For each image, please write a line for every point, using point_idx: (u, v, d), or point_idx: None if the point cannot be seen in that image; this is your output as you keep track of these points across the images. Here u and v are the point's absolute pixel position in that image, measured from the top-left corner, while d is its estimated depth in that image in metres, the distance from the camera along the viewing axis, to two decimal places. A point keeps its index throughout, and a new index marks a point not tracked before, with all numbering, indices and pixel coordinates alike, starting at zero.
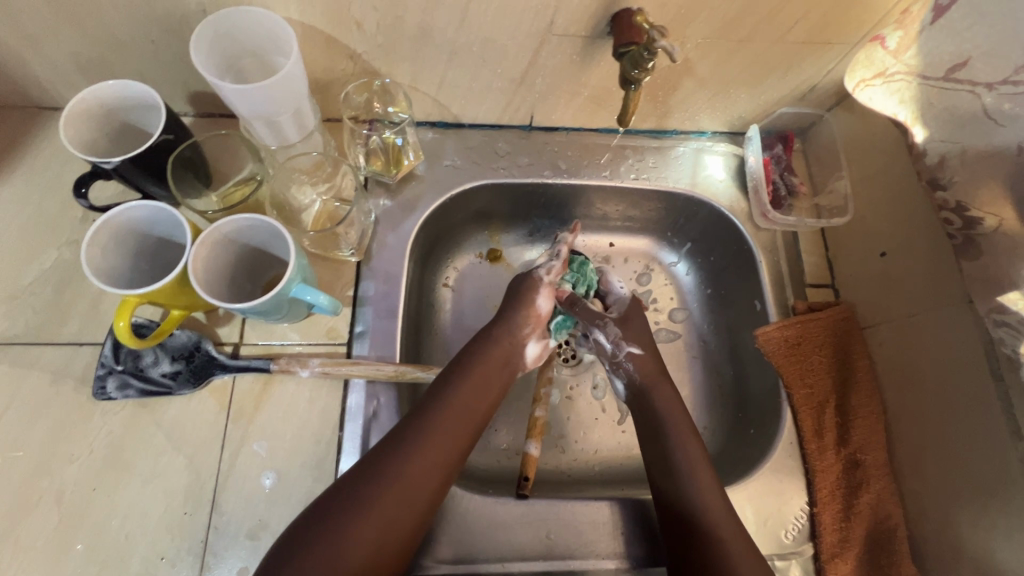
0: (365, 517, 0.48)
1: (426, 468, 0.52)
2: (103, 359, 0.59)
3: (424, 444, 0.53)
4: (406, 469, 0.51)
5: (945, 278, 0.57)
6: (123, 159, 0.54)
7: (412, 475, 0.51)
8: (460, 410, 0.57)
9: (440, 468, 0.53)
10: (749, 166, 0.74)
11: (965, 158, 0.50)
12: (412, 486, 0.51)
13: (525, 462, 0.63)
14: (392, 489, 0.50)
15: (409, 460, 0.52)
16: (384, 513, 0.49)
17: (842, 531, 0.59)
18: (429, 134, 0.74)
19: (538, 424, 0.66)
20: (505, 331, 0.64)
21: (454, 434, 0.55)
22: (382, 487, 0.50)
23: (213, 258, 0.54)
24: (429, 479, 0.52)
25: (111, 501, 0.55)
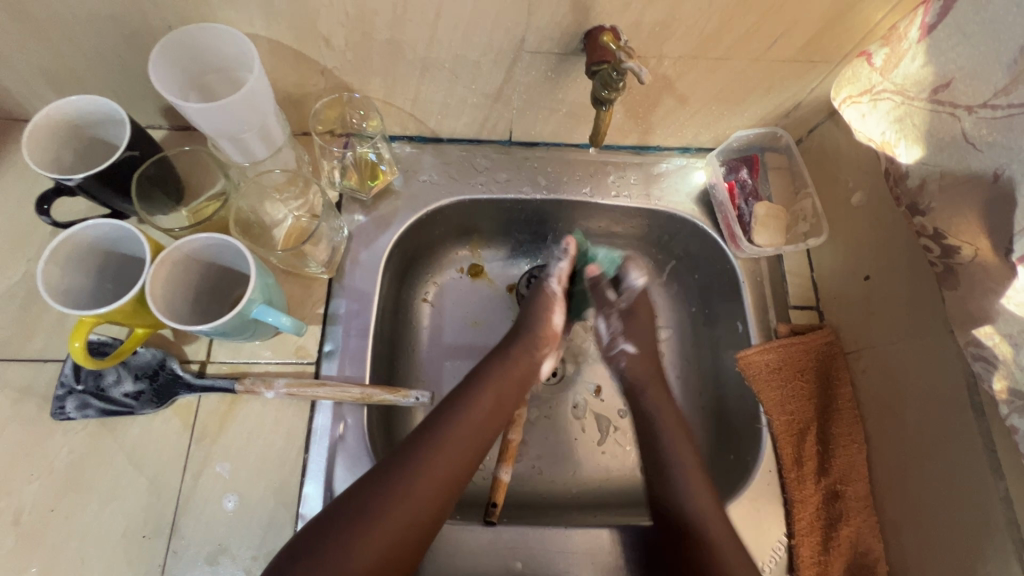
0: (351, 546, 0.48)
1: (411, 495, 0.52)
2: (64, 379, 0.58)
3: (414, 471, 0.53)
4: (401, 489, 0.52)
5: (928, 307, 0.55)
6: (87, 176, 0.53)
7: (405, 497, 0.52)
8: (470, 423, 0.58)
9: (438, 489, 0.53)
10: (716, 195, 0.72)
11: (942, 183, 0.49)
12: (399, 513, 0.51)
13: (495, 486, 0.62)
14: (373, 519, 0.50)
15: (408, 483, 0.52)
16: (367, 543, 0.49)
17: (819, 564, 0.57)
18: (405, 148, 0.73)
19: (510, 448, 0.65)
20: (527, 343, 0.68)
21: (464, 454, 0.56)
22: (366, 520, 0.50)
23: (175, 277, 0.53)
24: (419, 504, 0.52)
25: (69, 523, 0.54)
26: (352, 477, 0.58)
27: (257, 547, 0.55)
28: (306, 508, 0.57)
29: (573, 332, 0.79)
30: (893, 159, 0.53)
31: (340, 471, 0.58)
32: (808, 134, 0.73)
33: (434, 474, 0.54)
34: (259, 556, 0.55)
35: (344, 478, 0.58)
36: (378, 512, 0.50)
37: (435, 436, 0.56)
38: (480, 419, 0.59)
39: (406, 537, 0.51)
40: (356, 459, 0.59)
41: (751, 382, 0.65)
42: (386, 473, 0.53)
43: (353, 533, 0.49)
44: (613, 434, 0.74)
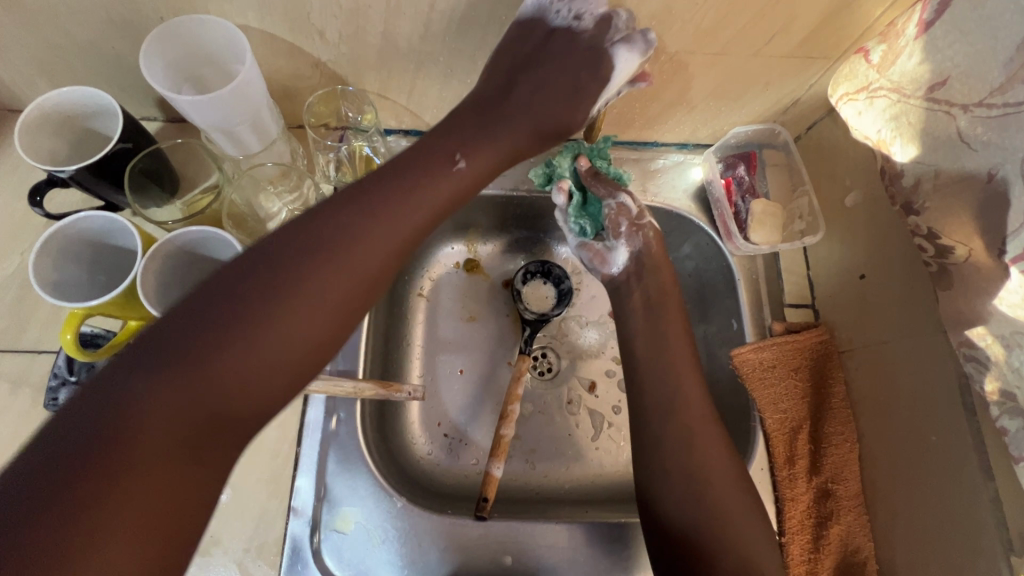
0: (257, 331, 0.37)
1: (343, 275, 0.41)
2: (56, 370, 0.58)
3: (366, 215, 0.43)
4: (343, 249, 0.42)
5: (923, 307, 0.55)
6: (79, 167, 0.53)
7: (333, 292, 0.41)
8: (412, 208, 0.45)
9: (374, 273, 0.43)
10: (712, 191, 0.72)
11: (937, 183, 0.48)
12: (331, 302, 0.41)
13: (486, 482, 0.62)
14: (300, 290, 0.39)
15: (349, 242, 0.42)
16: (267, 367, 0.38)
17: (809, 562, 0.57)
18: (401, 141, 0.72)
19: (501, 445, 0.65)
20: (491, 136, 0.52)
21: (428, 189, 0.46)
22: (283, 269, 0.39)
23: (167, 270, 0.53)
24: (337, 313, 0.41)
25: None
26: (345, 471, 0.59)
27: (250, 538, 0.55)
28: (298, 501, 0.57)
29: (567, 327, 0.79)
30: (888, 158, 0.53)
31: (333, 465, 0.59)
32: (806, 132, 0.72)
33: (355, 286, 0.42)
34: (251, 548, 0.55)
35: (337, 471, 0.59)
36: (304, 278, 0.40)
37: (391, 182, 0.46)
38: (413, 228, 0.45)
39: (323, 342, 0.41)
40: (349, 453, 0.60)
41: (744, 379, 0.64)
42: (318, 219, 0.42)
43: (277, 289, 0.39)
44: (606, 430, 0.75)
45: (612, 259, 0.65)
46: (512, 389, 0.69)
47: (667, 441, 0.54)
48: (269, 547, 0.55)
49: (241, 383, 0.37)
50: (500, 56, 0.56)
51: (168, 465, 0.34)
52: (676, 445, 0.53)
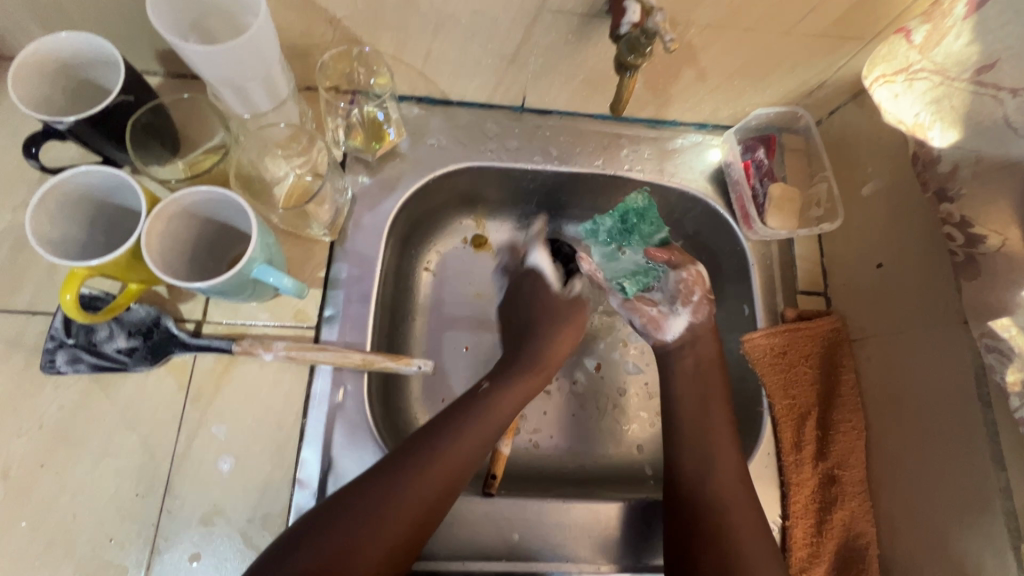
0: (403, 485, 0.51)
1: (459, 453, 0.54)
2: (53, 332, 0.56)
3: (464, 431, 0.56)
4: (429, 464, 0.52)
5: (942, 297, 0.54)
6: (78, 119, 0.50)
7: (446, 467, 0.53)
8: (534, 327, 0.67)
9: (474, 443, 0.56)
10: (731, 173, 0.70)
11: (976, 169, 0.47)
12: (447, 467, 0.53)
13: (496, 459, 0.61)
14: (399, 496, 0.50)
15: (444, 459, 0.53)
16: (401, 510, 0.50)
17: (811, 545, 0.58)
18: (413, 109, 0.70)
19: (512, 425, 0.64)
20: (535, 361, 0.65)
21: (536, 315, 0.69)
22: (407, 477, 0.51)
23: (172, 231, 0.51)
24: (458, 465, 0.54)
25: (60, 479, 0.53)
26: (351, 444, 0.58)
27: (254, 510, 0.54)
28: (304, 473, 0.56)
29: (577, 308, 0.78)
30: (924, 143, 0.51)
31: (339, 437, 0.58)
32: (829, 115, 0.71)
33: (446, 476, 0.53)
34: (255, 519, 0.54)
35: (343, 444, 0.58)
36: (433, 458, 0.53)
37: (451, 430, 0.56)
38: (481, 437, 0.56)
39: (442, 487, 0.53)
40: (355, 427, 0.58)
41: (754, 364, 0.64)
42: (433, 434, 0.54)
43: (411, 471, 0.52)
44: (611, 412, 0.74)
45: (667, 324, 0.66)
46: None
47: (688, 478, 0.58)
48: (275, 518, 0.54)
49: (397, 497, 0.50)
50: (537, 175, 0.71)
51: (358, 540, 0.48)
52: (694, 447, 0.59)
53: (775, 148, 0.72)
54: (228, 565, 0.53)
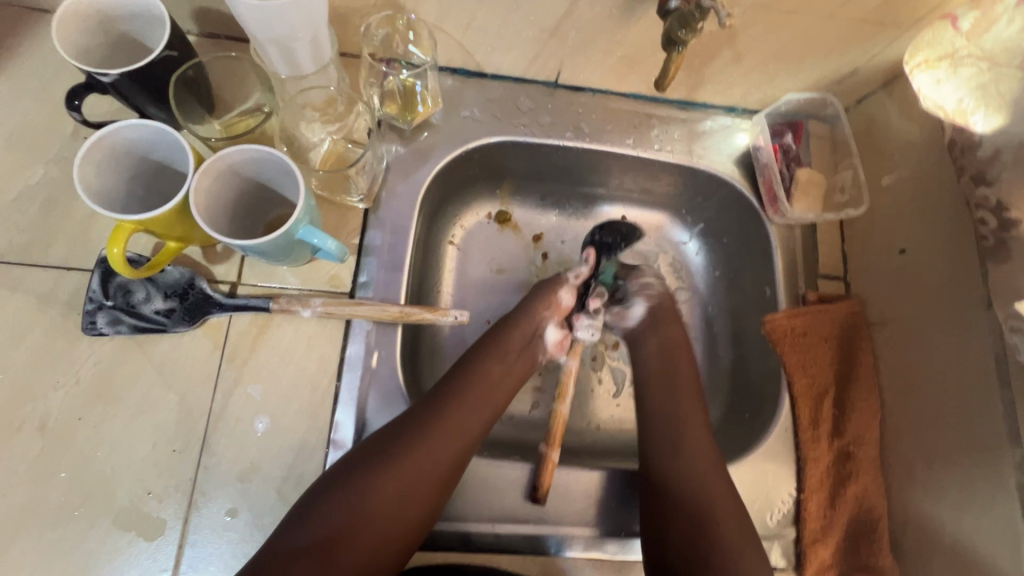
0: (368, 487, 0.50)
1: (433, 449, 0.54)
2: (92, 293, 0.56)
3: (431, 426, 0.55)
4: (412, 448, 0.53)
5: (965, 281, 0.56)
6: (122, 73, 0.49)
7: (414, 464, 0.52)
8: (525, 331, 0.66)
9: (443, 444, 0.54)
10: (759, 157, 0.71)
11: (1018, 154, 0.47)
12: (419, 463, 0.53)
13: (543, 469, 0.59)
14: (384, 480, 0.51)
15: (432, 441, 0.54)
16: (389, 490, 0.51)
17: (825, 518, 0.60)
18: (448, 81, 0.70)
19: (556, 429, 0.64)
20: (529, 313, 0.67)
21: (527, 318, 0.67)
22: (372, 472, 0.51)
23: (217, 191, 0.51)
24: (443, 460, 0.54)
25: (98, 433, 0.54)
26: (384, 408, 0.59)
27: (288, 468, 0.55)
28: (339, 434, 0.57)
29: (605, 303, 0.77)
30: (965, 128, 0.52)
31: (373, 401, 0.58)
32: (856, 104, 0.72)
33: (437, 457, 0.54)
34: (289, 478, 0.55)
35: (376, 407, 0.58)
36: (400, 454, 0.52)
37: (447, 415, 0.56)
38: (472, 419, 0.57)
39: (415, 488, 0.52)
40: (388, 391, 0.59)
41: (774, 344, 0.66)
42: (404, 432, 0.54)
43: (376, 470, 0.51)
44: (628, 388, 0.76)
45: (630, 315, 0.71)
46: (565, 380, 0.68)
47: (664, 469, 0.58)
48: (308, 477, 0.56)
49: (364, 503, 0.50)
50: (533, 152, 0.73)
51: (330, 542, 0.48)
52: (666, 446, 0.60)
53: (803, 134, 0.73)
54: (263, 521, 0.54)
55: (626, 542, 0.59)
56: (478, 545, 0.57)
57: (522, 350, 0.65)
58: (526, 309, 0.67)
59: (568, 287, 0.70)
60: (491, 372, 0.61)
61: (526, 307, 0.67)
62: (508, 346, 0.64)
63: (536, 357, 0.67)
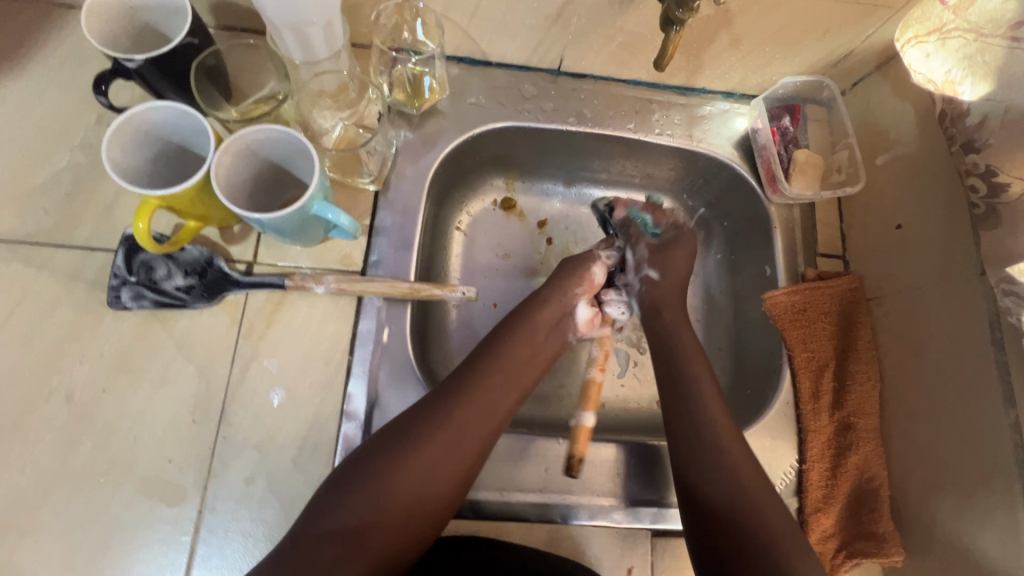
0: (397, 470, 0.48)
1: (459, 430, 0.51)
2: (115, 270, 0.58)
3: (460, 404, 0.52)
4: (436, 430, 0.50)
5: (960, 252, 0.58)
6: (146, 58, 0.52)
7: (444, 445, 0.50)
8: (556, 306, 0.64)
9: (473, 423, 0.52)
10: (757, 139, 0.73)
11: (1006, 119, 0.48)
12: (450, 444, 0.50)
13: (579, 434, 0.61)
14: (410, 462, 0.48)
15: (456, 421, 0.51)
16: (417, 473, 0.48)
17: (827, 487, 0.61)
18: (454, 69, 0.72)
19: (591, 393, 0.65)
20: (558, 291, 0.65)
21: (559, 294, 0.65)
22: (400, 453, 0.49)
23: (235, 168, 0.53)
24: (470, 442, 0.51)
25: (121, 403, 0.56)
26: (395, 381, 0.60)
27: (304, 438, 0.57)
28: (352, 406, 0.59)
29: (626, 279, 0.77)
30: (954, 99, 0.53)
31: (385, 374, 0.60)
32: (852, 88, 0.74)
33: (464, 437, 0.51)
34: (304, 448, 0.57)
35: (388, 381, 0.60)
36: (426, 437, 0.50)
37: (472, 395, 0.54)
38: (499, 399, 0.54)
39: (447, 470, 0.49)
40: (398, 365, 0.61)
41: (775, 320, 0.68)
42: (430, 410, 0.52)
43: (399, 453, 0.49)
44: (633, 368, 0.78)
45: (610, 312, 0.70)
46: (603, 344, 0.69)
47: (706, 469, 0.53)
48: (323, 447, 0.57)
49: (395, 487, 0.47)
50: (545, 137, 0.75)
51: (360, 530, 0.45)
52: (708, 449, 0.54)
53: (800, 117, 0.74)
54: (279, 489, 0.56)
55: (632, 511, 0.60)
56: (486, 513, 0.58)
57: (553, 330, 0.63)
58: (556, 284, 0.65)
59: (601, 264, 0.69)
60: (521, 350, 0.59)
61: (560, 284, 0.65)
62: (537, 324, 0.62)
63: (568, 337, 0.65)
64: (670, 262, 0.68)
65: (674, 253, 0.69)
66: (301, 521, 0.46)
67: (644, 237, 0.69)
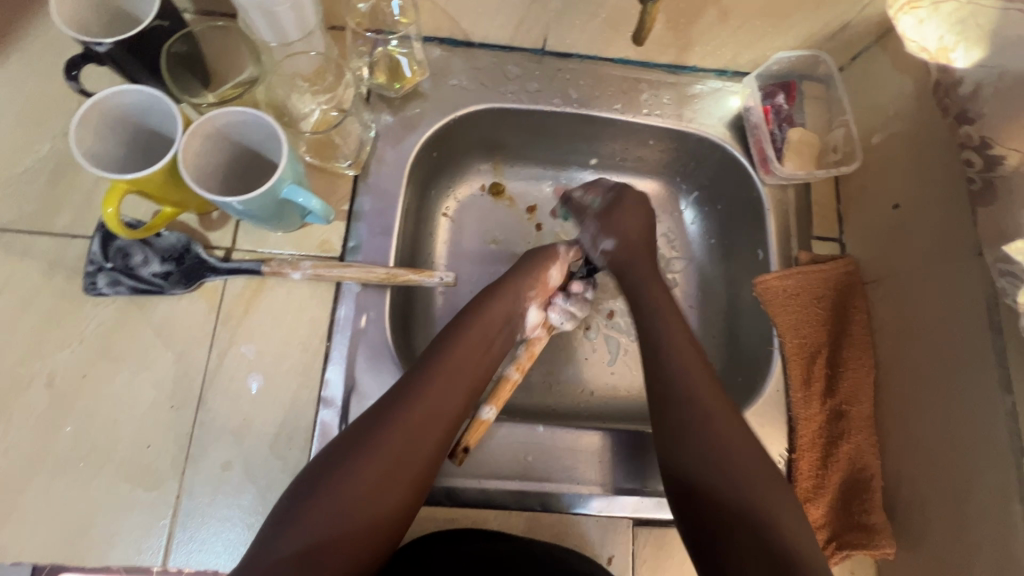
0: (346, 485, 0.46)
1: (413, 433, 0.50)
2: (92, 256, 0.58)
3: (408, 410, 0.51)
4: (390, 438, 0.49)
5: (958, 231, 0.55)
6: (116, 42, 0.51)
7: (394, 457, 0.48)
8: (508, 305, 0.62)
9: (419, 431, 0.50)
10: (750, 118, 0.70)
11: (999, 86, 0.47)
12: (400, 456, 0.49)
13: (473, 428, 0.58)
14: (363, 473, 0.47)
15: (407, 424, 0.50)
16: (371, 482, 0.47)
17: (817, 477, 0.60)
18: (436, 51, 0.70)
19: (500, 391, 0.62)
20: (513, 287, 0.63)
21: (510, 293, 0.63)
22: (348, 467, 0.47)
23: (206, 153, 0.52)
24: (424, 444, 0.50)
25: (100, 389, 0.56)
26: (373, 367, 0.60)
27: (281, 424, 0.57)
28: (329, 392, 0.58)
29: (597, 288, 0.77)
30: (947, 67, 0.50)
31: (362, 360, 0.60)
32: (852, 62, 0.70)
33: (416, 441, 0.50)
34: (281, 434, 0.57)
35: (366, 367, 0.60)
36: (381, 445, 0.48)
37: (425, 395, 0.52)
38: (452, 398, 0.53)
39: (396, 483, 0.48)
40: (377, 351, 0.60)
41: (767, 306, 0.65)
42: (376, 420, 0.50)
43: (354, 464, 0.47)
44: (623, 356, 0.76)
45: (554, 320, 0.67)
46: (530, 344, 0.65)
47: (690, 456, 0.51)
48: (299, 433, 0.57)
49: (346, 504, 0.46)
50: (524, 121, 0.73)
51: (322, 545, 0.44)
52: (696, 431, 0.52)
53: (796, 94, 0.71)
54: (257, 475, 0.56)
55: (614, 500, 0.59)
56: (464, 500, 0.58)
57: (505, 326, 0.62)
58: (508, 282, 0.64)
59: (559, 264, 0.67)
60: (469, 350, 0.57)
61: (516, 279, 0.64)
62: (488, 323, 0.60)
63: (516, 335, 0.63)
64: (619, 224, 0.68)
65: (599, 219, 0.69)
66: (256, 546, 0.44)
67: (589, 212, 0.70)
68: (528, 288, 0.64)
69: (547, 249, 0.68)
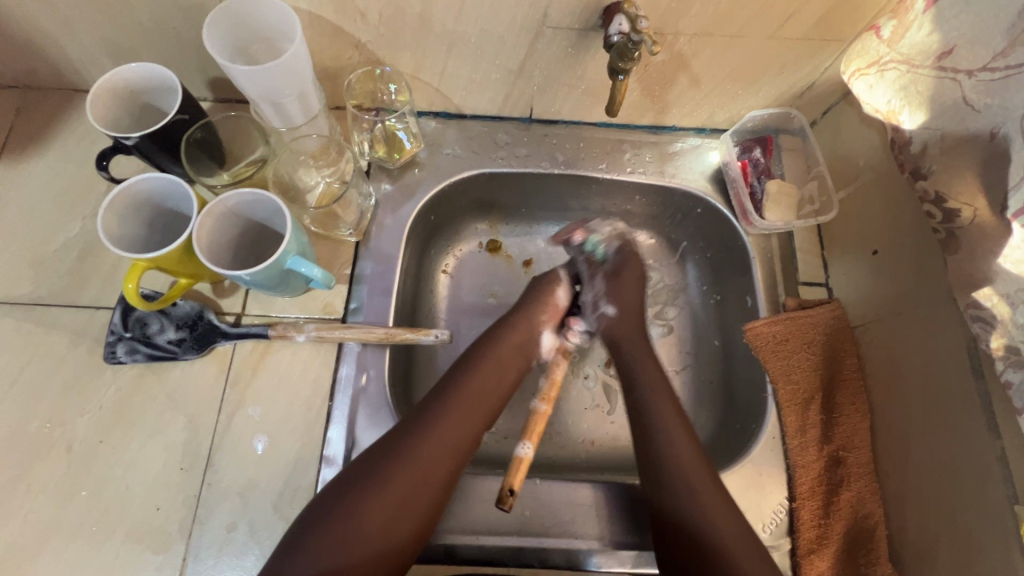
0: (349, 526, 0.48)
1: (418, 475, 0.52)
2: (113, 326, 0.63)
3: (412, 454, 0.52)
4: (396, 480, 0.51)
5: (934, 277, 0.57)
6: (142, 135, 0.57)
7: (401, 498, 0.50)
8: (520, 335, 0.65)
9: (428, 469, 0.52)
10: (729, 173, 0.74)
11: (943, 145, 0.51)
12: (407, 494, 0.51)
13: (513, 468, 0.57)
14: (360, 514, 0.49)
15: (415, 466, 0.52)
16: (376, 524, 0.49)
17: (819, 527, 0.59)
18: (430, 123, 0.76)
19: (534, 425, 0.62)
20: (527, 320, 0.66)
21: (525, 324, 0.66)
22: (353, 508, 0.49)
23: (216, 229, 0.57)
24: (433, 479, 0.52)
25: (116, 454, 0.59)
26: (373, 424, 0.62)
27: (284, 483, 0.59)
28: (330, 450, 0.61)
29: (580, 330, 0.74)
30: (898, 127, 0.55)
31: (362, 418, 0.62)
32: (821, 117, 0.74)
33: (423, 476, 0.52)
34: (284, 493, 0.59)
35: (365, 424, 0.62)
36: (380, 486, 0.50)
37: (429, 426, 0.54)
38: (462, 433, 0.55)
39: (403, 517, 0.50)
40: (377, 408, 0.63)
41: (758, 352, 0.65)
42: (385, 456, 0.52)
43: (353, 505, 0.49)
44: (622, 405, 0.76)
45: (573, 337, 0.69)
46: (552, 373, 0.65)
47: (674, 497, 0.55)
48: (303, 491, 0.59)
49: (348, 538, 0.48)
50: (516, 184, 0.79)
51: None
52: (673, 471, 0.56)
53: (773, 148, 0.75)
54: (260, 536, 0.57)
55: (615, 553, 0.59)
56: (461, 556, 0.58)
57: (516, 354, 0.64)
58: (525, 311, 0.67)
59: (564, 286, 0.71)
60: (482, 383, 0.59)
61: (527, 312, 0.67)
62: (494, 367, 0.61)
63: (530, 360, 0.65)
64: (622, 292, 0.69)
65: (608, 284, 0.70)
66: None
67: (595, 267, 0.71)
68: (542, 320, 0.67)
69: (552, 275, 0.71)
